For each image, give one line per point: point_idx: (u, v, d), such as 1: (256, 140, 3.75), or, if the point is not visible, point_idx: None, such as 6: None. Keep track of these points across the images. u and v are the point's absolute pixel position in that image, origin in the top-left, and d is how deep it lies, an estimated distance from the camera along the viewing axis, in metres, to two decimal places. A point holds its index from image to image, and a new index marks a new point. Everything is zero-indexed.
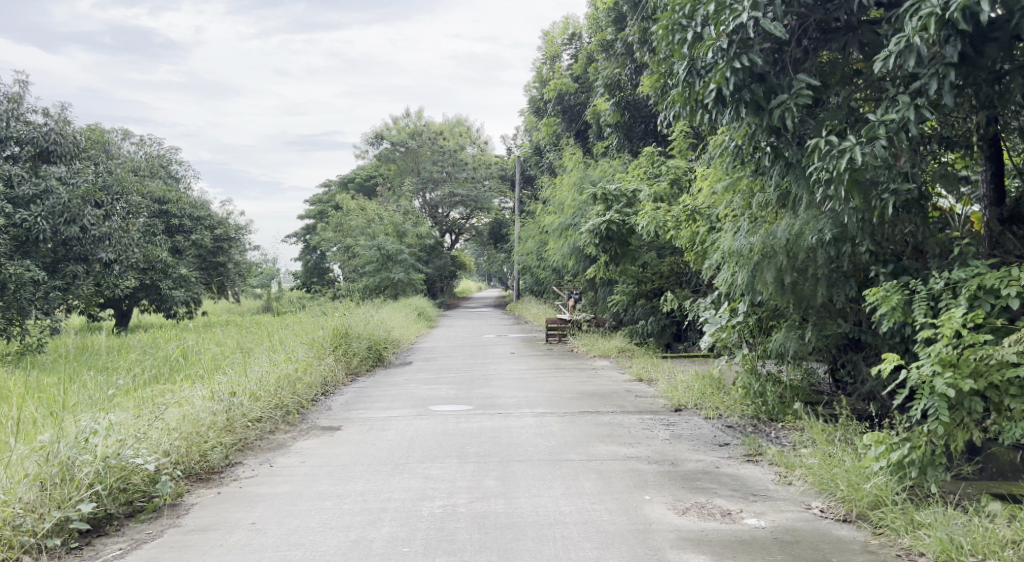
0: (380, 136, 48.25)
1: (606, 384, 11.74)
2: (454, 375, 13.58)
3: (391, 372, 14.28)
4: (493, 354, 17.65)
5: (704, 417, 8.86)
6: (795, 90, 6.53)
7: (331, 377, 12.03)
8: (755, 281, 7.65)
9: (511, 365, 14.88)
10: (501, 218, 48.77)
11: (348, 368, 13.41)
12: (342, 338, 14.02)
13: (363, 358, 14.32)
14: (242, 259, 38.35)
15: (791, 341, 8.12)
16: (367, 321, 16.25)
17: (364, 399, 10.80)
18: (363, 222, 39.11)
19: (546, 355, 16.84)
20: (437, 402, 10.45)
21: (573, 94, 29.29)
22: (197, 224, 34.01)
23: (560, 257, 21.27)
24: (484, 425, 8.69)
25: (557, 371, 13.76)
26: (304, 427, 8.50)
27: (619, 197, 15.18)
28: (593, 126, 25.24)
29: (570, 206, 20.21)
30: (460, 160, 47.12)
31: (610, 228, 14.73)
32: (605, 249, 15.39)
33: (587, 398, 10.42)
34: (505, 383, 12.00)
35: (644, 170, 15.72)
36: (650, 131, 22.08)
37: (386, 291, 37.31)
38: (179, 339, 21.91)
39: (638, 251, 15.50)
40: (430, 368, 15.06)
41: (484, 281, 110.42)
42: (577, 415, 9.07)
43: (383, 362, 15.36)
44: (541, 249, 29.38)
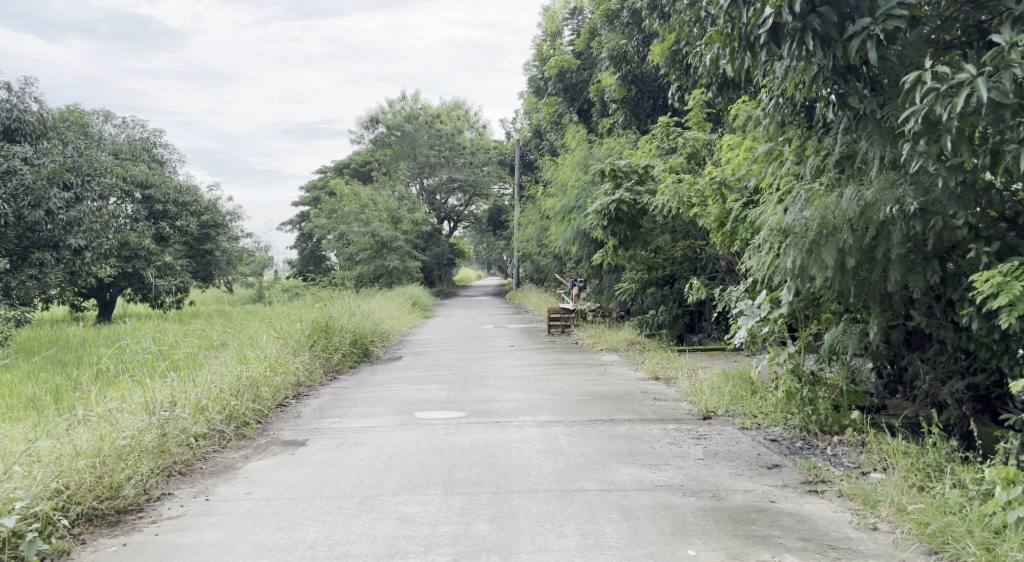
0: (376, 120, 46.72)
1: (619, 384, 10.31)
2: (446, 372, 12.18)
3: (378, 369, 12.86)
4: (491, 347, 16.24)
5: (739, 428, 7.45)
6: (881, 13, 5.14)
7: (305, 377, 10.66)
8: (807, 264, 6.24)
9: (511, 361, 13.47)
10: (500, 205, 47.32)
11: (328, 365, 12.01)
12: (322, 332, 12.63)
13: (346, 353, 12.92)
14: (231, 246, 36.94)
15: (850, 337, 6.71)
16: (353, 313, 14.85)
17: (341, 403, 9.38)
18: (357, 208, 37.67)
19: (549, 349, 15.43)
20: (424, 407, 9.03)
21: (575, 71, 27.87)
22: (183, 210, 32.61)
23: (563, 242, 19.89)
24: (477, 438, 7.28)
25: (562, 367, 12.36)
26: (263, 443, 7.11)
27: (628, 174, 13.75)
28: (597, 103, 23.80)
29: (573, 186, 18.78)
30: (458, 144, 45.62)
31: (621, 207, 13.31)
32: (613, 232, 13.94)
33: (598, 402, 9.00)
34: (503, 383, 10.58)
35: (656, 144, 14.35)
36: (659, 107, 20.62)
37: (382, 279, 35.98)
38: (157, 332, 20.47)
39: (650, 234, 13.98)
40: (420, 364, 13.64)
41: (483, 270, 108.83)
42: (588, 425, 7.68)
43: (370, 357, 13.97)
44: (543, 235, 27.95)
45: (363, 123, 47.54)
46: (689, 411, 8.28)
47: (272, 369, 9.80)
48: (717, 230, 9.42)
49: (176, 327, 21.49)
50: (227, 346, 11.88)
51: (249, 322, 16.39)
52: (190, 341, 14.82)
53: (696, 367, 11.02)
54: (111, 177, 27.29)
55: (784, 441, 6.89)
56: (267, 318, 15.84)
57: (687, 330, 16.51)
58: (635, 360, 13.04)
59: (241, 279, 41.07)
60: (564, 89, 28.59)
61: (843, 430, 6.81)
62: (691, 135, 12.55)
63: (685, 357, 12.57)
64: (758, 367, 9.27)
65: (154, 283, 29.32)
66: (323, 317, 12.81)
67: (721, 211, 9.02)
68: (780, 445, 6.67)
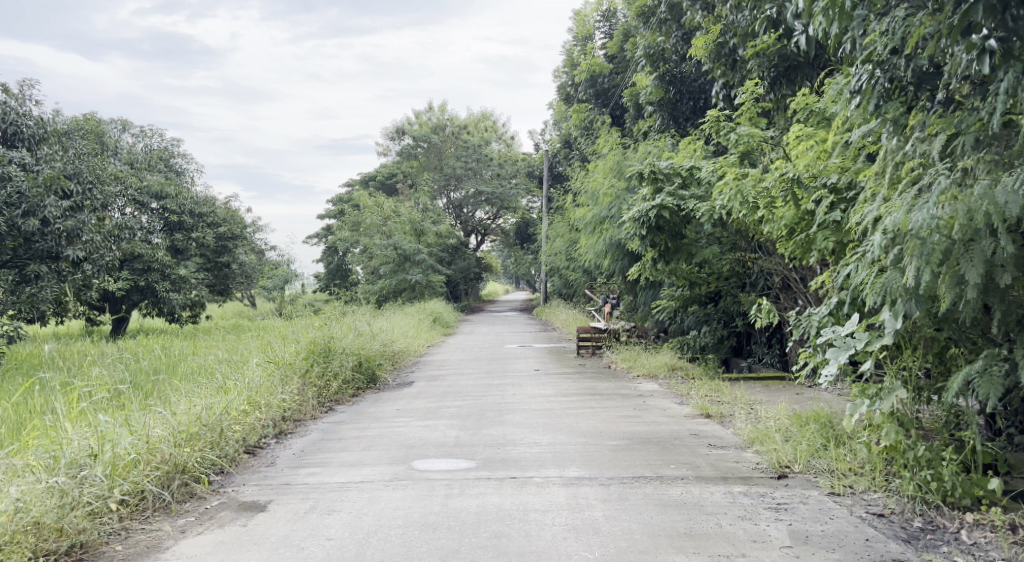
0: (402, 131, 45.35)
1: (663, 423, 8.67)
2: (460, 402, 10.58)
3: (384, 397, 11.25)
4: (514, 370, 14.60)
5: (827, 492, 5.82)
6: None
7: (293, 409, 9.11)
8: (937, 278, 4.73)
9: (536, 389, 11.82)
10: (528, 218, 45.75)
11: (325, 393, 10.46)
12: (321, 355, 11.12)
13: (348, 379, 11.37)
14: (249, 258, 35.55)
15: (994, 386, 4.93)
16: (360, 334, 13.32)
17: (330, 445, 7.80)
18: (379, 220, 36.30)
19: (579, 374, 13.78)
20: (428, 450, 7.44)
21: (607, 76, 26.45)
22: (199, 221, 31.29)
23: (593, 255, 18.28)
24: (488, 502, 5.69)
25: (594, 398, 10.72)
26: (213, 506, 5.56)
27: (669, 176, 12.00)
28: (631, 108, 22.21)
29: (605, 194, 17.17)
30: (485, 156, 44.14)
31: (663, 214, 11.57)
32: (653, 243, 12.25)
33: (639, 448, 7.36)
34: (524, 420, 8.97)
35: (700, 145, 12.72)
36: (699, 109, 18.93)
37: (404, 293, 34.47)
38: (160, 351, 19.01)
39: (694, 246, 12.43)
40: (433, 392, 12.01)
41: (511, 284, 107.14)
42: (630, 484, 6.07)
43: (378, 383, 12.40)
44: (572, 248, 26.30)
45: (389, 134, 46.18)
46: (758, 465, 6.64)
47: (250, 406, 8.29)
48: (790, 239, 7.81)
49: (183, 343, 20.06)
50: (212, 373, 10.39)
51: (250, 339, 14.88)
52: (181, 365, 13.36)
53: (756, 405, 9.39)
54: (115, 186, 25.98)
55: (893, 515, 5.28)
56: (266, 336, 14.32)
57: (731, 352, 15.12)
58: (680, 389, 11.35)
59: (262, 294, 39.75)
60: (596, 95, 26.98)
61: (977, 505, 5.15)
62: (743, 129, 10.87)
63: (739, 390, 10.90)
64: (838, 408, 7.64)
65: (167, 297, 27.88)
66: (322, 339, 11.30)
67: (796, 214, 7.42)
68: (891, 525, 5.06)
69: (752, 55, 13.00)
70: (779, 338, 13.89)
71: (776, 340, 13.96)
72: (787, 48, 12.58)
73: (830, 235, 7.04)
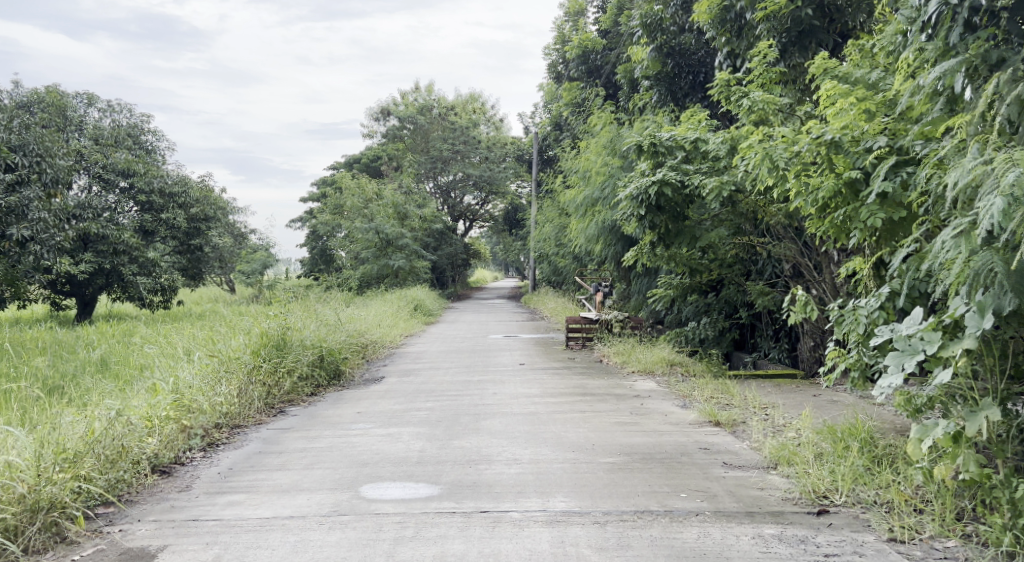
0: (387, 112, 43.78)
1: (666, 433, 7.38)
2: (432, 404, 9.25)
3: (346, 397, 9.90)
4: (497, 364, 13.26)
5: (887, 538, 4.55)
6: None
7: (232, 411, 7.79)
8: None
9: (519, 387, 10.51)
10: (517, 203, 44.39)
11: (276, 392, 9.13)
12: (274, 350, 9.81)
13: (306, 375, 10.05)
14: (223, 241, 33.98)
15: None
16: (326, 325, 12.01)
17: (266, 463, 6.48)
18: (360, 202, 34.85)
19: (568, 369, 12.47)
20: (382, 471, 6.13)
21: (599, 52, 25.15)
22: (170, 202, 29.63)
23: (584, 239, 17.01)
24: (449, 552, 4.40)
25: (586, 400, 9.42)
26: (82, 558, 4.38)
27: (671, 150, 10.67)
28: (625, 85, 20.89)
29: (597, 174, 15.87)
30: (473, 138, 42.59)
31: (665, 192, 10.22)
32: (652, 225, 10.90)
33: (639, 469, 6.07)
34: (504, 429, 7.65)
35: (704, 118, 11.41)
36: (699, 84, 17.48)
37: (386, 280, 33.07)
38: (117, 338, 17.58)
39: (698, 228, 11.13)
40: (403, 390, 10.68)
41: (501, 272, 105.71)
42: (631, 524, 4.79)
43: (342, 378, 11.05)
44: (562, 234, 24.95)
45: (375, 115, 44.63)
46: (788, 495, 5.35)
47: (173, 412, 6.98)
48: (823, 216, 6.55)
49: (142, 328, 18.61)
50: (147, 372, 9.06)
51: (204, 324, 13.47)
52: (124, 359, 11.98)
53: (771, 411, 8.11)
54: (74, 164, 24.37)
55: None
56: (221, 321, 12.94)
57: (733, 346, 13.89)
58: (681, 391, 10.03)
59: (240, 279, 38.22)
60: (587, 72, 25.61)
61: None
62: (758, 94, 9.60)
63: (750, 391, 9.61)
64: (877, 420, 6.41)
65: (135, 281, 26.30)
66: (277, 330, 9.99)
67: (837, 184, 6.17)
68: None
69: (762, 18, 11.65)
70: (787, 332, 12.64)
71: (783, 334, 12.69)
72: (801, 10, 11.22)
73: (880, 211, 5.87)
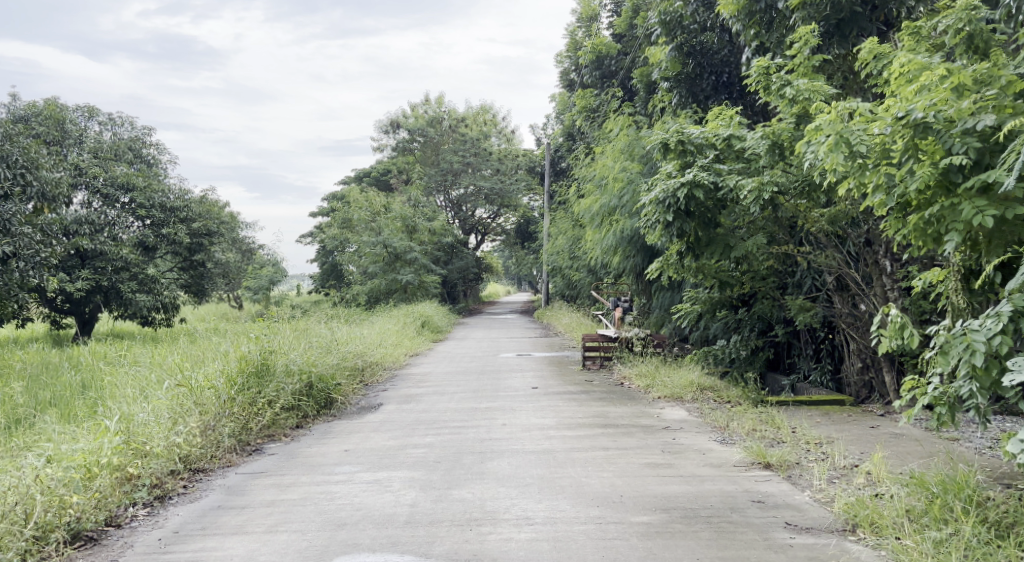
0: (396, 124, 42.71)
1: (707, 478, 6.20)
2: (430, 440, 8.06)
3: (335, 430, 8.72)
4: (507, 387, 12.05)
5: None
6: None
7: (195, 451, 6.66)
8: None
9: (532, 417, 9.31)
10: (529, 216, 43.27)
11: (253, 427, 7.98)
12: (253, 378, 8.64)
13: (290, 406, 8.92)
14: (227, 256, 32.76)
15: None
16: (319, 346, 10.87)
17: (220, 524, 5.34)
18: (368, 215, 33.83)
19: (587, 394, 11.26)
20: (362, 537, 4.98)
21: (614, 57, 24.03)
22: (172, 217, 27.93)
23: (601, 251, 15.84)
24: None
25: (608, 434, 8.22)
26: None
27: (701, 149, 9.51)
28: (642, 90, 19.74)
29: (614, 180, 14.73)
30: (484, 150, 41.48)
31: (697, 194, 9.01)
32: (679, 235, 9.68)
33: (680, 533, 4.92)
34: (512, 474, 6.48)
35: (735, 115, 10.23)
36: (723, 85, 16.06)
37: (395, 295, 31.92)
38: (102, 357, 16.38)
39: (731, 236, 9.91)
40: (401, 419, 9.50)
41: (513, 286, 104.37)
42: None
43: (334, 407, 9.87)
44: (576, 246, 23.78)
45: (384, 127, 43.58)
46: None
47: (118, 458, 5.89)
48: (909, 216, 5.66)
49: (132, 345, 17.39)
50: (106, 405, 7.93)
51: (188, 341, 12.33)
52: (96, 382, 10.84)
53: (829, 450, 6.92)
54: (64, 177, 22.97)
55: None
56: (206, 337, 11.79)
57: (766, 367, 12.65)
58: (715, 422, 8.83)
59: (246, 296, 37.06)
60: (601, 78, 24.48)
61: None
62: (803, 82, 8.45)
63: (796, 423, 8.41)
64: (967, 468, 5.18)
65: (133, 298, 25.04)
66: (258, 356, 8.88)
67: (932, 174, 5.28)
68: None
69: (797, 6, 10.43)
70: (829, 351, 11.40)
71: (825, 353, 11.44)
72: None
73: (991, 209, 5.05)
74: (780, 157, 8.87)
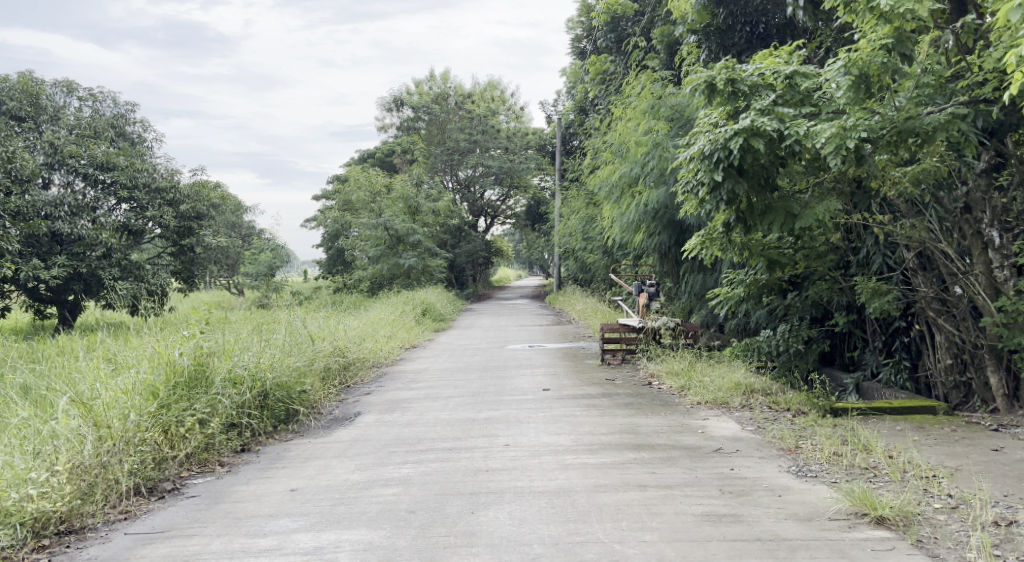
0: (400, 101, 40.37)
1: (799, 546, 4.37)
2: (407, 473, 6.09)
3: (288, 456, 6.76)
4: (513, 390, 10.01)
5: None
6: None
7: (66, 504, 4.96)
8: None
9: (542, 434, 7.34)
10: (540, 197, 41.11)
11: (170, 459, 6.00)
12: (183, 390, 6.69)
13: (228, 422, 6.95)
14: (219, 241, 30.34)
15: None
16: (281, 345, 8.83)
17: None
18: (367, 196, 31.93)
19: (610, 399, 9.24)
20: None
21: (631, 18, 21.66)
22: (155, 197, 21.78)
23: (620, 229, 13.76)
24: None
25: (641, 460, 6.29)
26: None
27: (755, 90, 7.47)
28: (662, 49, 17.46)
29: (637, 145, 12.68)
30: (492, 127, 39.16)
31: (756, 145, 7.02)
32: (730, 202, 7.67)
33: None
34: (514, 537, 4.62)
35: (795, 52, 8.19)
36: (757, 36, 13.64)
37: (398, 281, 29.84)
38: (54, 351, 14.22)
39: (791, 202, 7.88)
40: (378, 437, 7.53)
41: (525, 270, 102.33)
42: None
43: (296, 422, 7.88)
44: (591, 226, 21.63)
45: (386, 105, 41.22)
46: None
47: None
48: None
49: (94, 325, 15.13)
50: None
51: (131, 332, 10.24)
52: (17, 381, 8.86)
53: (968, 492, 5.01)
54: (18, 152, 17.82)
55: None
56: (149, 325, 9.72)
57: (819, 362, 10.64)
58: (779, 442, 6.80)
59: (242, 283, 34.75)
60: (617, 42, 22.16)
61: None
62: None
63: (892, 445, 6.38)
64: None
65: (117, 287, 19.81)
66: (189, 362, 6.90)
67: None
68: None
69: None
70: (903, 345, 9.37)
71: (899, 347, 9.41)
72: None
73: None
74: (865, 95, 6.87)
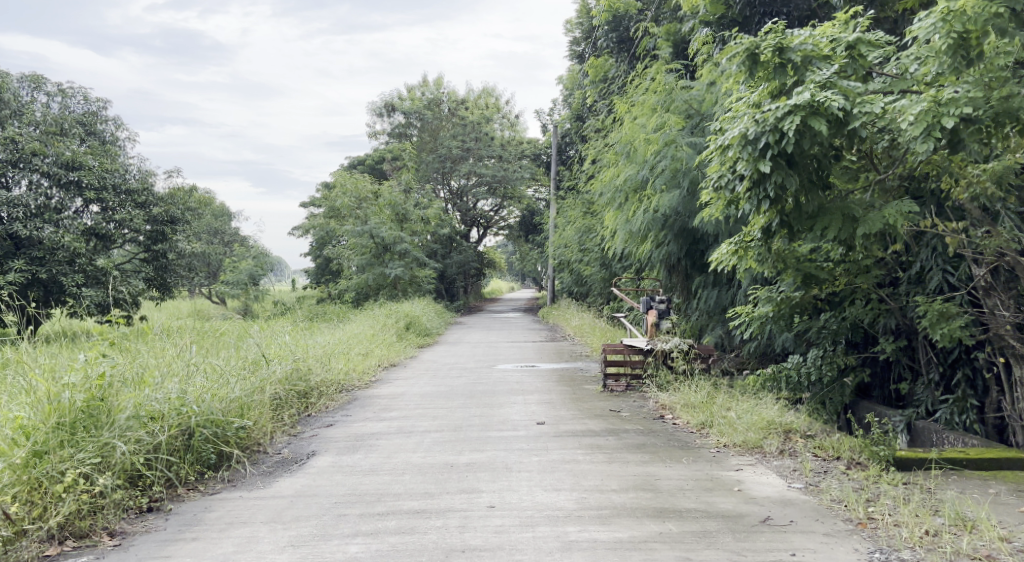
0: (391, 106, 38.76)
1: None
2: (355, 555, 4.55)
3: (206, 519, 5.19)
4: (501, 424, 8.45)
5: None
6: None
7: None
8: None
9: (537, 490, 5.80)
10: (534, 208, 39.65)
11: (25, 537, 4.54)
12: (67, 434, 5.16)
13: (130, 474, 5.38)
14: (196, 249, 28.49)
15: None
16: (217, 369, 7.20)
17: None
18: (352, 203, 30.29)
19: (617, 439, 7.70)
20: None
21: (633, 17, 20.20)
22: (126, 200, 19.07)
23: (624, 240, 12.20)
24: None
25: (669, 539, 4.77)
26: None
27: (810, 61, 5.99)
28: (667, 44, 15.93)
29: (646, 143, 11.16)
30: (486, 135, 37.56)
31: (818, 126, 5.56)
32: (775, 200, 6.17)
33: None
34: None
35: (850, 21, 6.71)
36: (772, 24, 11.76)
37: (384, 292, 28.20)
38: None
39: (848, 201, 6.39)
40: (328, 488, 5.96)
41: (517, 282, 100.98)
42: None
43: (228, 464, 6.25)
44: (588, 236, 20.10)
45: (377, 110, 39.61)
46: None
47: None
48: None
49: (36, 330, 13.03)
50: None
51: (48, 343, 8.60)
52: None
53: None
54: None
55: None
56: (65, 342, 8.07)
57: (856, 395, 9.16)
58: (847, 511, 5.21)
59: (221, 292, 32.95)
60: (618, 43, 20.73)
61: None
62: None
63: (1005, 522, 4.85)
64: None
65: (80, 296, 17.09)
66: (78, 398, 5.33)
67: None
68: None
69: None
70: (966, 378, 7.91)
71: (961, 381, 7.93)
72: None
73: None
74: (962, 64, 5.37)
